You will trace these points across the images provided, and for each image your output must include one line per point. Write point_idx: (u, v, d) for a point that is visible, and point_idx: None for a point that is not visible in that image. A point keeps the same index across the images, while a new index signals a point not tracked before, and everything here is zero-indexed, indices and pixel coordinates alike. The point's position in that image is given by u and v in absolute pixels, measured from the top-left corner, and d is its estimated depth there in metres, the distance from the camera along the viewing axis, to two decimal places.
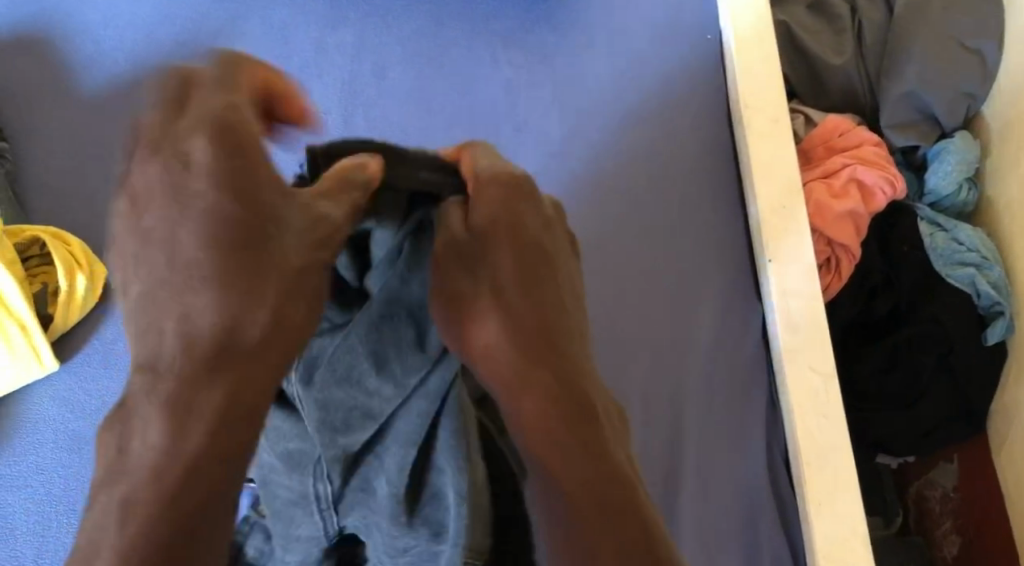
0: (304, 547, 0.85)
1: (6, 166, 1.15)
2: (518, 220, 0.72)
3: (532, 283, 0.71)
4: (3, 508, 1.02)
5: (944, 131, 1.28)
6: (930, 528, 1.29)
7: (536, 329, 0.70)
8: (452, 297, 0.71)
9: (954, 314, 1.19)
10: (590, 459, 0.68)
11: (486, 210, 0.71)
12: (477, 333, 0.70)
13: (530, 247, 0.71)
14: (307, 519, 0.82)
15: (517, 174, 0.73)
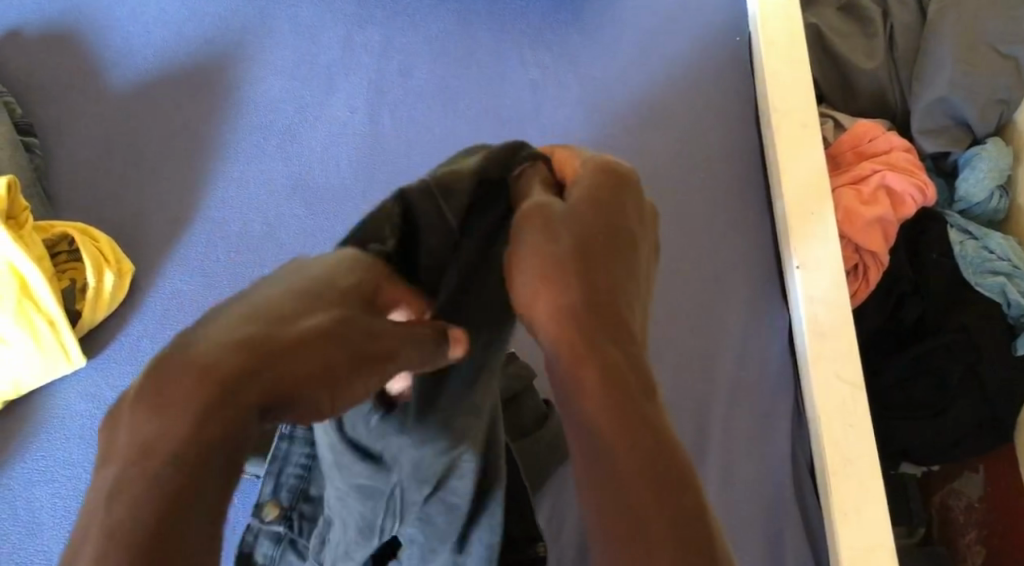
0: (359, 562, 0.84)
1: (35, 161, 1.15)
2: (613, 206, 0.74)
3: (614, 257, 0.72)
4: (31, 503, 1.02)
5: (976, 138, 1.27)
6: (953, 537, 1.27)
7: (606, 299, 0.70)
8: (541, 263, 0.71)
9: (982, 321, 1.19)
10: (649, 434, 0.66)
11: (582, 193, 0.74)
12: (551, 296, 0.70)
13: (622, 226, 0.74)
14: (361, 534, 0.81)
15: (619, 169, 0.77)
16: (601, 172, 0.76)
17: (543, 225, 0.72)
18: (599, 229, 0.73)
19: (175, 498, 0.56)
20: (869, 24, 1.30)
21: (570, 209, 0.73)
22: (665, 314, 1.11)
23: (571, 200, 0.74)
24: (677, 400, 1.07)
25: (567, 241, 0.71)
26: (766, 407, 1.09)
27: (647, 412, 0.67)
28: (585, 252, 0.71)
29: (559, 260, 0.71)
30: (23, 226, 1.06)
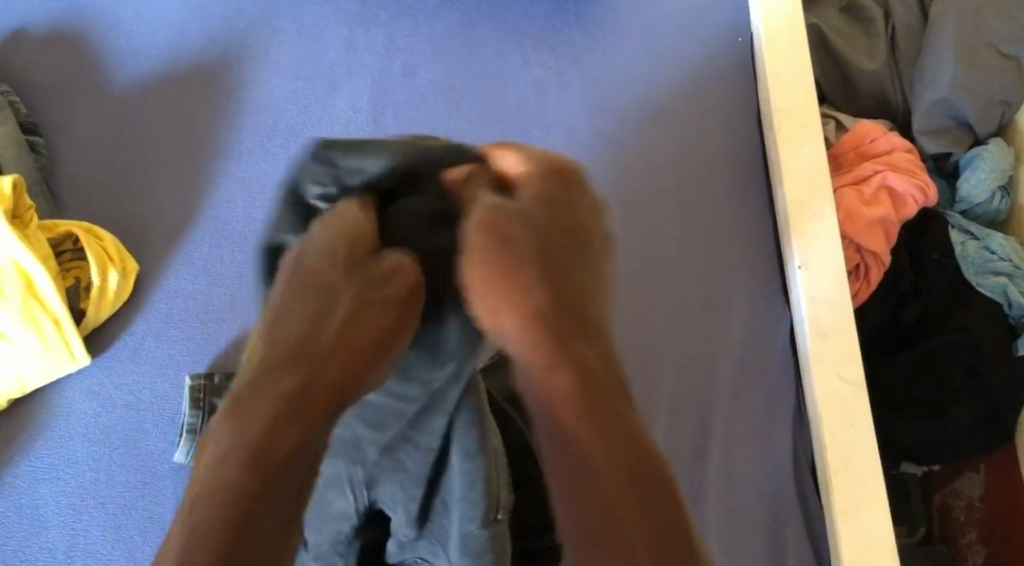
0: (335, 524, 0.86)
1: (41, 161, 1.15)
2: (559, 208, 0.77)
3: (566, 262, 0.76)
4: (36, 500, 1.03)
5: (977, 138, 1.27)
6: (953, 537, 1.27)
7: (566, 304, 0.75)
8: (504, 269, 0.74)
9: (983, 321, 1.19)
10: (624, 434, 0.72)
11: (531, 195, 0.77)
12: (514, 307, 0.73)
13: (568, 227, 0.77)
14: (341, 490, 0.84)
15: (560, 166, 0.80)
16: (551, 168, 0.78)
17: (502, 230, 0.74)
18: (547, 232, 0.76)
19: (254, 497, 0.69)
20: (871, 24, 1.30)
21: (529, 212, 0.76)
22: (667, 313, 1.11)
23: (523, 201, 0.77)
24: (679, 400, 1.08)
25: (527, 245, 0.74)
26: (768, 406, 1.09)
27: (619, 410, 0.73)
28: (546, 258, 0.75)
29: (521, 267, 0.74)
30: (28, 225, 1.07)
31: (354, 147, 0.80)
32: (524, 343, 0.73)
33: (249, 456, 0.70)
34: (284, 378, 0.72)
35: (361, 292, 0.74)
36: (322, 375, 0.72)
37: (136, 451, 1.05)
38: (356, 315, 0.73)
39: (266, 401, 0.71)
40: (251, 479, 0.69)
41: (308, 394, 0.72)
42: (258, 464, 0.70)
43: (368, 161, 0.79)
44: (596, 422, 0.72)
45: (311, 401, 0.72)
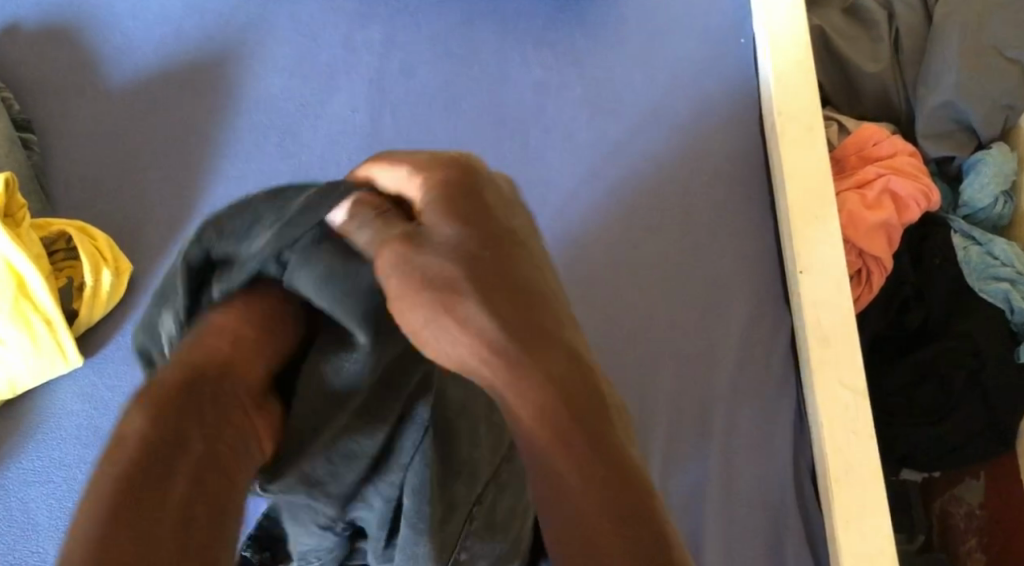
0: (315, 539, 0.80)
1: (34, 158, 1.14)
2: (484, 215, 0.70)
3: (505, 266, 0.69)
4: (27, 503, 1.01)
5: (980, 142, 1.26)
6: (953, 544, 1.27)
7: (526, 312, 0.69)
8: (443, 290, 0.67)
9: (985, 328, 1.18)
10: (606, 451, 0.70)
11: (440, 210, 0.69)
12: (462, 326, 0.67)
13: (494, 237, 0.70)
14: (312, 514, 0.78)
15: (465, 160, 0.73)
16: (446, 167, 0.72)
17: (418, 255, 0.68)
18: (468, 247, 0.69)
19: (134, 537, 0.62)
20: (875, 26, 1.29)
21: (448, 232, 0.69)
22: (667, 318, 1.10)
23: (433, 217, 0.69)
24: (678, 406, 1.07)
25: (452, 270, 0.68)
26: (769, 413, 1.08)
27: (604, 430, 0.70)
28: (486, 271, 0.69)
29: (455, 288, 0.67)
30: (20, 223, 1.05)
31: (227, 255, 0.70)
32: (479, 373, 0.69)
33: (119, 494, 0.63)
34: (139, 419, 0.65)
35: (236, 328, 0.69)
36: (185, 398, 0.66)
37: None
38: (220, 342, 0.69)
39: (127, 442, 0.65)
40: (122, 516, 0.62)
41: (186, 422, 0.66)
42: (128, 501, 0.63)
43: (244, 252, 0.70)
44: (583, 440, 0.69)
45: (181, 427, 0.66)
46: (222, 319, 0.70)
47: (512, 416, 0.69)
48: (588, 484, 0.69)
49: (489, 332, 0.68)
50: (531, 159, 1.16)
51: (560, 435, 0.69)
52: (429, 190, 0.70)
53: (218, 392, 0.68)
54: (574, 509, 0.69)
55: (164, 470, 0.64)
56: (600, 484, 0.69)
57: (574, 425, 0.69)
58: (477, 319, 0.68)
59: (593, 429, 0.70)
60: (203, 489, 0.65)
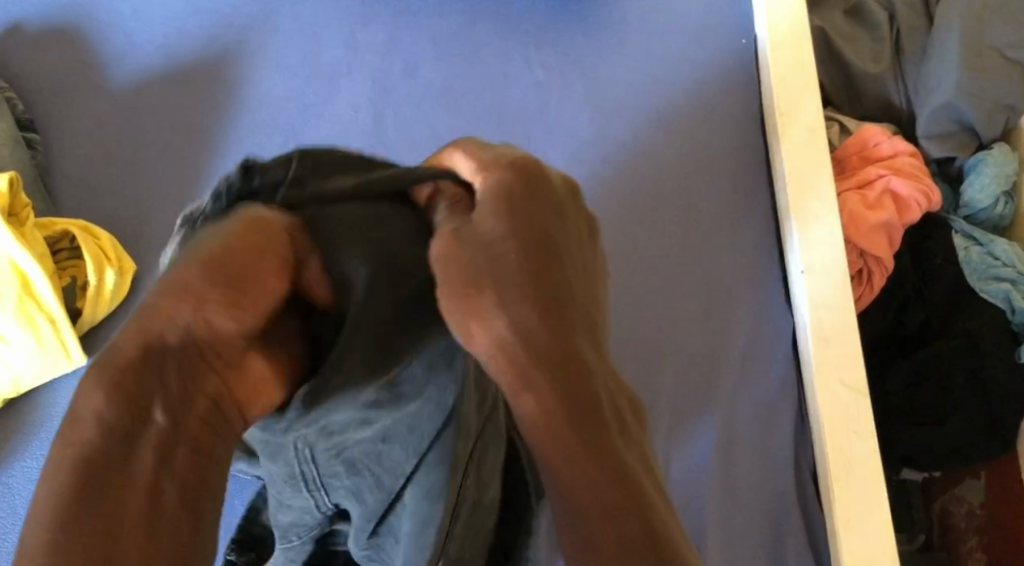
0: (297, 514, 0.80)
1: (37, 158, 1.15)
2: (529, 214, 0.71)
3: (541, 265, 0.71)
4: (30, 501, 1.02)
5: (981, 143, 1.26)
6: (953, 543, 1.27)
7: (550, 309, 0.70)
8: (467, 283, 0.69)
9: (987, 329, 1.18)
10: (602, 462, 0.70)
11: (489, 203, 0.71)
12: (484, 324, 0.69)
13: (536, 234, 0.71)
14: (297, 495, 0.77)
15: (526, 157, 0.74)
16: (507, 165, 0.73)
17: (459, 244, 0.69)
18: (508, 243, 0.70)
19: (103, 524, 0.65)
20: (876, 27, 1.30)
21: (490, 228, 0.70)
22: (668, 318, 1.10)
23: (480, 204, 0.71)
24: (680, 406, 1.07)
25: (481, 265, 0.69)
26: (770, 413, 1.08)
27: (608, 432, 0.71)
28: (524, 266, 0.70)
29: (484, 282, 0.69)
30: (23, 223, 1.05)
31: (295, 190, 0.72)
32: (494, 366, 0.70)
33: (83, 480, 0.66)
34: (96, 396, 0.66)
35: (199, 286, 0.66)
36: (146, 368, 0.67)
37: None
38: (184, 298, 0.66)
39: (84, 422, 0.66)
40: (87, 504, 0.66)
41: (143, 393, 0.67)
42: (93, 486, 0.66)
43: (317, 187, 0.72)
44: (589, 446, 0.70)
45: (144, 402, 0.67)
46: (188, 270, 0.67)
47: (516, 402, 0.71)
48: (591, 487, 0.70)
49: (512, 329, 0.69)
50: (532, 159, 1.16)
51: (558, 431, 0.70)
52: (485, 182, 0.72)
53: (181, 361, 0.68)
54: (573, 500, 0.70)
55: (128, 447, 0.67)
56: (601, 486, 0.70)
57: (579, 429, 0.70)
58: (499, 318, 0.69)
59: (598, 430, 0.71)
60: (171, 468, 0.67)
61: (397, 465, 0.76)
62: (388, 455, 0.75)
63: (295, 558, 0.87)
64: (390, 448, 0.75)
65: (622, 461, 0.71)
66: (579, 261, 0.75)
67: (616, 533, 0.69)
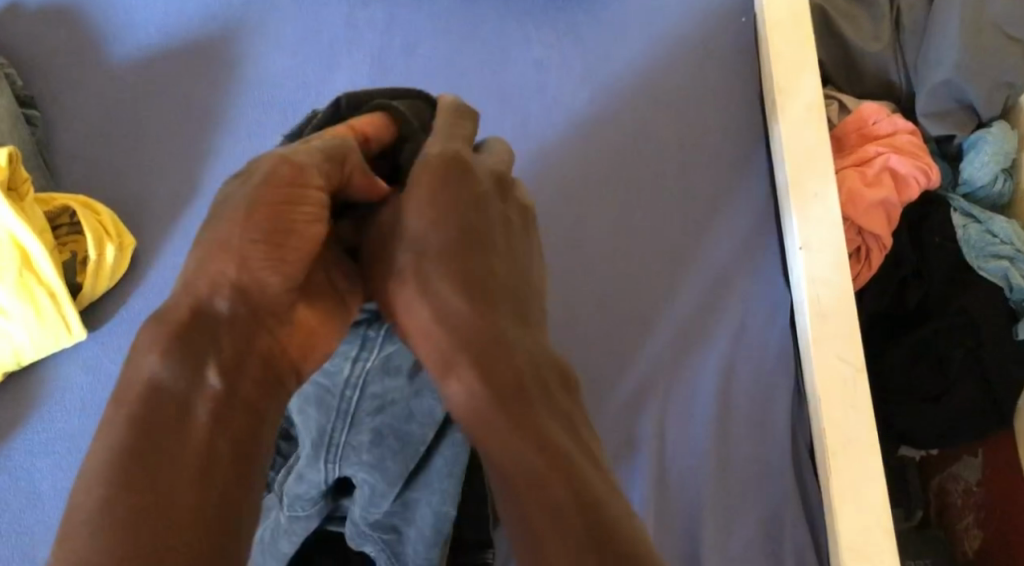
0: (306, 490, 0.89)
1: (37, 135, 1.15)
2: (453, 207, 0.79)
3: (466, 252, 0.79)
4: (31, 474, 1.03)
5: (981, 121, 1.26)
6: (951, 521, 1.29)
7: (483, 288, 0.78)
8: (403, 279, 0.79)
9: (984, 306, 1.18)
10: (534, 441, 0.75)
11: (415, 209, 0.79)
12: (418, 313, 0.78)
13: (462, 230, 0.79)
14: (319, 459, 0.88)
15: (448, 157, 0.81)
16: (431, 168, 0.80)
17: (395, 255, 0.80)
18: (431, 239, 0.79)
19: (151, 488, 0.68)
20: (876, 4, 1.29)
21: (417, 225, 0.79)
22: (665, 296, 1.11)
23: (415, 215, 0.79)
24: (675, 384, 1.08)
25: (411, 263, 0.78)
26: (768, 388, 1.09)
27: (538, 413, 0.76)
28: (458, 254, 0.78)
29: (420, 253, 0.78)
30: (23, 198, 1.06)
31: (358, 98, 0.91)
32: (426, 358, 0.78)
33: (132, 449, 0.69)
34: (150, 360, 0.72)
35: (241, 243, 0.75)
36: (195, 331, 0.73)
37: None
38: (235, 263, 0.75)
39: (136, 380, 0.72)
40: (137, 473, 0.69)
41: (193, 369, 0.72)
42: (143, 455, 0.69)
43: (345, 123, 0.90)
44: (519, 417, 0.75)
45: (198, 369, 0.72)
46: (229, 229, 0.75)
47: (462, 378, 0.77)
48: (521, 465, 0.75)
49: (434, 323, 0.77)
50: (530, 137, 1.17)
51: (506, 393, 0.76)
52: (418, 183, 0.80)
53: (232, 322, 0.75)
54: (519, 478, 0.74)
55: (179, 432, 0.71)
56: (530, 465, 0.74)
57: (509, 417, 0.75)
58: (425, 309, 0.78)
59: (529, 418, 0.75)
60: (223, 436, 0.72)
61: (415, 444, 0.90)
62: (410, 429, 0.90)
63: (300, 531, 0.91)
64: (412, 421, 0.90)
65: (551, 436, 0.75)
66: (510, 252, 0.82)
67: (548, 513, 0.73)
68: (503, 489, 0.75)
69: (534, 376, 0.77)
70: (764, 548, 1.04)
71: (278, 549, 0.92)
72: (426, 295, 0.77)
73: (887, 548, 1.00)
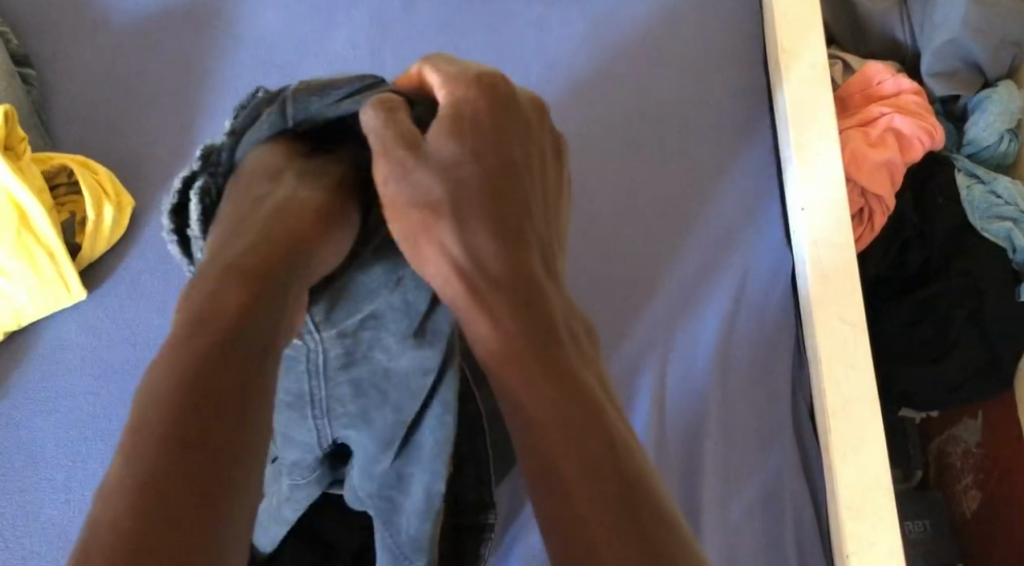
0: (300, 454, 0.86)
1: (33, 94, 1.14)
2: (494, 141, 0.80)
3: (501, 189, 0.79)
4: (33, 433, 1.03)
5: (987, 80, 1.25)
6: (950, 482, 1.31)
7: (513, 225, 0.79)
8: (429, 209, 0.76)
9: (988, 266, 1.18)
10: (564, 384, 0.74)
11: (446, 130, 0.78)
12: (440, 244, 0.76)
13: (501, 166, 0.80)
14: (305, 426, 0.84)
15: (495, 78, 0.82)
16: (468, 90, 0.80)
17: (415, 182, 0.77)
18: (468, 171, 0.78)
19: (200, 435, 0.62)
20: None
21: (445, 156, 0.77)
22: (666, 257, 1.10)
23: (453, 146, 0.78)
24: (676, 345, 1.07)
25: (439, 193, 0.77)
26: (769, 348, 1.08)
27: (569, 360, 0.76)
28: (490, 190, 0.79)
29: (450, 185, 0.77)
30: (21, 157, 1.05)
31: (308, 85, 0.81)
32: (448, 293, 0.76)
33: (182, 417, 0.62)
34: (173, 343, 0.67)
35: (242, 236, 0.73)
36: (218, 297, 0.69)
37: (133, 385, 1.04)
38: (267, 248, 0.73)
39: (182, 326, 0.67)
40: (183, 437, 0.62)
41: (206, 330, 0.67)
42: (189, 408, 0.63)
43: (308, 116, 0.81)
44: (550, 366, 0.75)
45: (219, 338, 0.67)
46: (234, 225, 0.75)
47: (490, 316, 0.76)
48: (552, 414, 0.73)
49: (464, 259, 0.76)
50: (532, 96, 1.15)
51: (542, 345, 0.75)
52: (457, 107, 0.79)
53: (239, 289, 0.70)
54: (537, 422, 0.73)
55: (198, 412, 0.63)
56: (564, 420, 0.73)
57: (537, 358, 0.75)
58: (455, 241, 0.76)
59: (560, 368, 0.75)
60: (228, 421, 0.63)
61: (398, 408, 0.84)
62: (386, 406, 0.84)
63: (300, 500, 0.90)
64: (386, 399, 0.84)
65: (575, 378, 0.75)
66: (539, 185, 0.84)
67: (586, 467, 0.71)
68: (529, 432, 0.74)
69: (565, 328, 0.78)
70: (765, 508, 1.04)
71: (281, 517, 0.92)
72: (459, 225, 0.77)
73: (886, 506, 1.00)
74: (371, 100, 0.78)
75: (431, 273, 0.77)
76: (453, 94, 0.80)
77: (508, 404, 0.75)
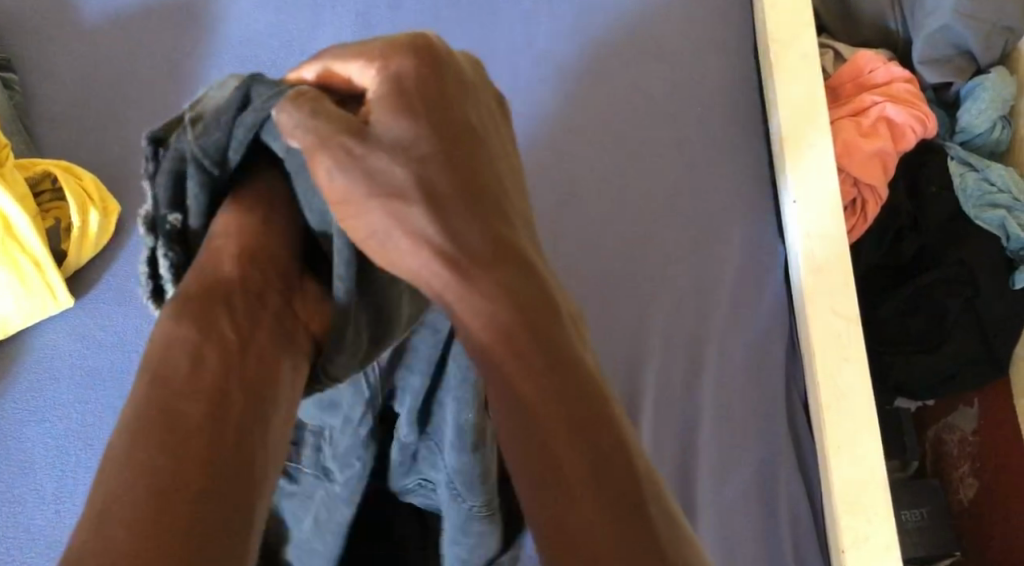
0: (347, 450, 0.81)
1: (15, 99, 1.13)
2: (445, 107, 0.73)
3: (453, 156, 0.72)
4: (22, 443, 1.02)
5: (979, 67, 1.24)
6: (947, 470, 1.30)
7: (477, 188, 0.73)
8: (395, 198, 0.70)
9: (983, 257, 1.17)
10: (562, 368, 0.69)
11: (388, 105, 0.71)
12: (412, 237, 0.70)
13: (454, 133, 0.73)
14: (349, 413, 0.80)
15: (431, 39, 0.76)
16: (400, 55, 0.73)
17: (365, 165, 0.70)
18: (428, 149, 0.71)
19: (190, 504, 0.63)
20: None
21: (394, 135, 0.71)
22: (657, 251, 1.08)
23: (400, 126, 0.71)
24: (671, 340, 1.05)
25: (403, 177, 0.70)
26: (763, 343, 1.08)
27: (566, 340, 0.70)
28: (454, 171, 0.72)
29: (404, 168, 0.70)
30: (3, 163, 1.04)
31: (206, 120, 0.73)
32: (429, 280, 0.70)
33: (142, 422, 0.66)
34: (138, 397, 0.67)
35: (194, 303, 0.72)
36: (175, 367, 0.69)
37: (120, 392, 1.04)
38: (219, 261, 0.74)
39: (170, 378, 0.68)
40: (168, 506, 0.63)
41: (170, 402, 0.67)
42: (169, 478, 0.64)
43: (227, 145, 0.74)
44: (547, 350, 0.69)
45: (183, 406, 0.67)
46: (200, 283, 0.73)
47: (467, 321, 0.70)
48: (557, 410, 0.68)
49: (440, 241, 0.70)
50: (520, 91, 1.14)
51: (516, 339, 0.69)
52: (401, 82, 0.72)
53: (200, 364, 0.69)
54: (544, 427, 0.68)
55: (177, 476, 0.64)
56: (566, 414, 0.68)
57: (533, 339, 0.69)
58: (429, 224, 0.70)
59: (559, 353, 0.69)
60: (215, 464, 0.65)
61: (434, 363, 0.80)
62: (419, 365, 0.80)
63: (352, 492, 0.82)
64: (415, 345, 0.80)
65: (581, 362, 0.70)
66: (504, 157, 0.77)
67: (594, 468, 0.67)
68: (527, 431, 0.68)
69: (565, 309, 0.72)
70: (762, 503, 1.03)
71: (332, 524, 0.83)
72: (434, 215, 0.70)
73: (882, 499, 1.00)
74: (287, 98, 0.71)
75: (410, 268, 0.71)
76: (385, 68, 0.72)
77: (509, 402, 0.69)
